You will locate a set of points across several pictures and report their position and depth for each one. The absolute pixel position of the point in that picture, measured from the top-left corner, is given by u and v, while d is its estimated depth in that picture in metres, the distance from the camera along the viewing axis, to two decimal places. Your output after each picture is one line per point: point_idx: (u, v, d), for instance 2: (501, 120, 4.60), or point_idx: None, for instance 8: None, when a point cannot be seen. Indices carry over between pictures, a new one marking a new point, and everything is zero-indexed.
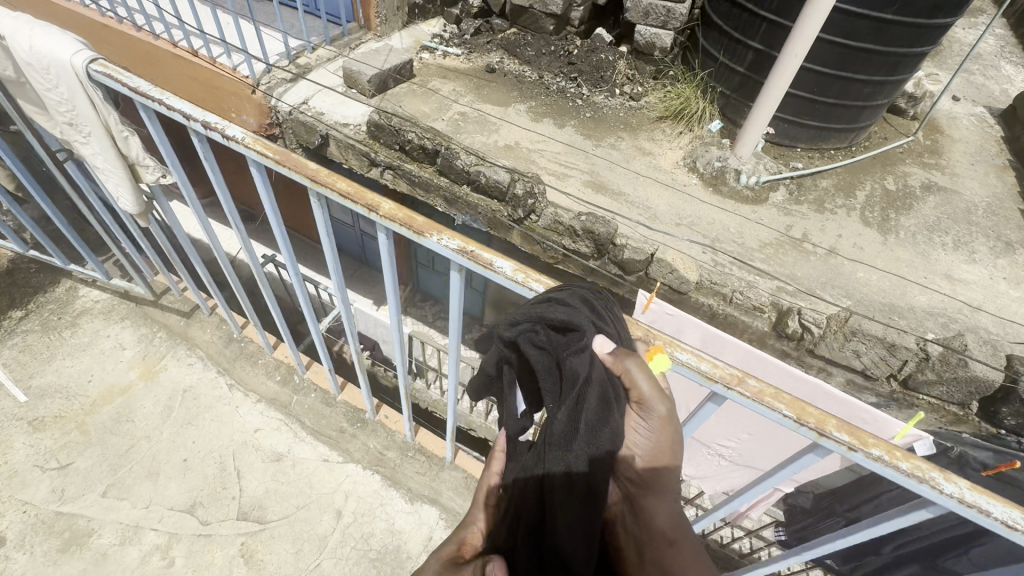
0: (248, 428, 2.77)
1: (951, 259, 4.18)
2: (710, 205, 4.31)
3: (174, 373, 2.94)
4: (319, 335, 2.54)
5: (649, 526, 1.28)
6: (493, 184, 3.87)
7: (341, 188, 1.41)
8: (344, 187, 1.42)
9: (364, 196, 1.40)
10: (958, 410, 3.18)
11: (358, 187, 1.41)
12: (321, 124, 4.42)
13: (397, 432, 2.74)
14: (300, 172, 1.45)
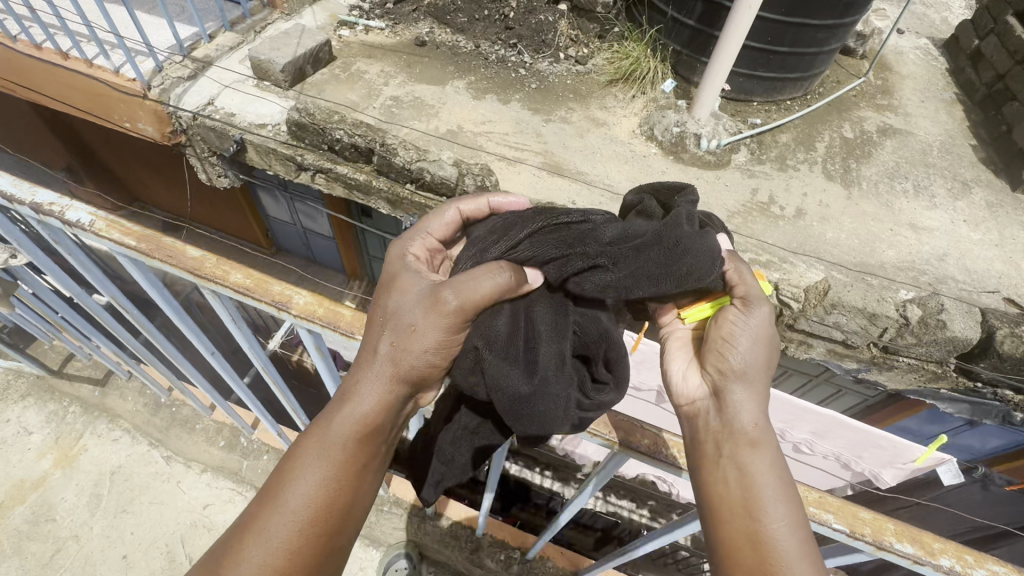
0: (195, 505, 2.43)
1: (913, 206, 4.13)
2: (673, 176, 4.08)
3: (95, 454, 2.55)
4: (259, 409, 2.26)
5: (730, 425, 1.43)
6: (440, 181, 3.49)
7: (238, 281, 1.42)
8: (239, 277, 1.43)
9: (260, 286, 1.42)
10: (937, 368, 3.15)
11: (253, 279, 1.42)
12: (233, 128, 3.86)
13: None
14: (180, 267, 1.42)
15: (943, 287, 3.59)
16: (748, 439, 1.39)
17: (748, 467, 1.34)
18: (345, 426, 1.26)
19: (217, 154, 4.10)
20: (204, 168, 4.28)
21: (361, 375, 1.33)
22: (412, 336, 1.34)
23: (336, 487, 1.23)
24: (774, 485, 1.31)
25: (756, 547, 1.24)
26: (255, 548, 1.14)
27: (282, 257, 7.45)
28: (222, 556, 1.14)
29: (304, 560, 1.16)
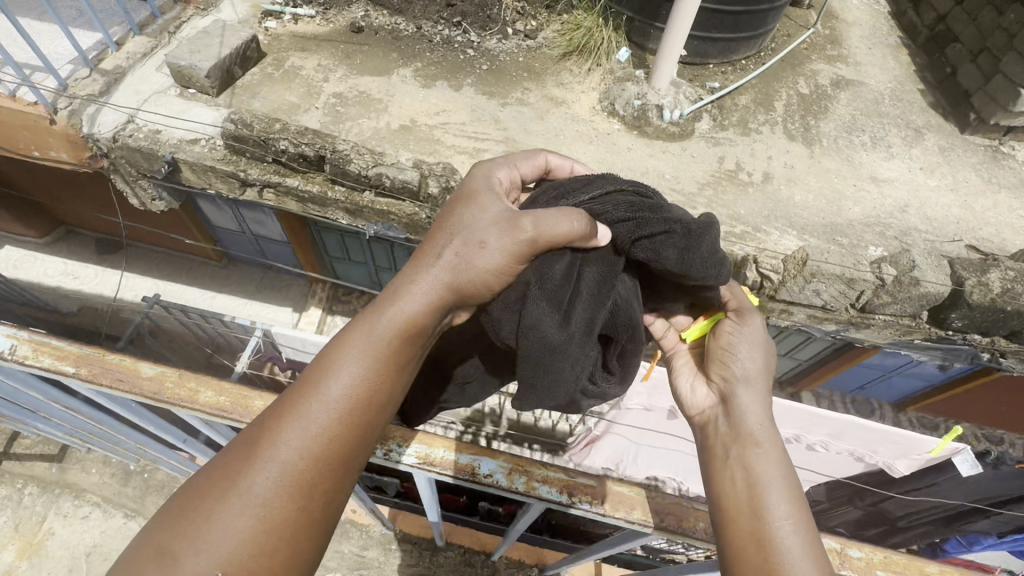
0: None
1: (872, 159, 4.19)
2: (639, 151, 3.96)
3: None
4: None
5: (739, 428, 1.67)
6: (401, 185, 3.25)
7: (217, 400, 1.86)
8: (211, 395, 1.87)
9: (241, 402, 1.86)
10: (912, 321, 3.24)
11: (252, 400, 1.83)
12: (161, 147, 3.47)
13: None
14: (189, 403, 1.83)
15: (909, 238, 3.68)
16: (754, 441, 1.61)
17: (756, 467, 1.53)
18: (394, 323, 1.48)
19: (148, 177, 3.70)
20: (135, 193, 3.86)
21: (420, 281, 1.55)
22: (474, 251, 1.58)
23: (377, 377, 1.42)
24: (780, 483, 1.49)
25: (759, 536, 1.38)
26: (306, 417, 1.32)
27: (235, 268, 6.99)
28: (276, 420, 1.32)
29: (346, 434, 1.35)
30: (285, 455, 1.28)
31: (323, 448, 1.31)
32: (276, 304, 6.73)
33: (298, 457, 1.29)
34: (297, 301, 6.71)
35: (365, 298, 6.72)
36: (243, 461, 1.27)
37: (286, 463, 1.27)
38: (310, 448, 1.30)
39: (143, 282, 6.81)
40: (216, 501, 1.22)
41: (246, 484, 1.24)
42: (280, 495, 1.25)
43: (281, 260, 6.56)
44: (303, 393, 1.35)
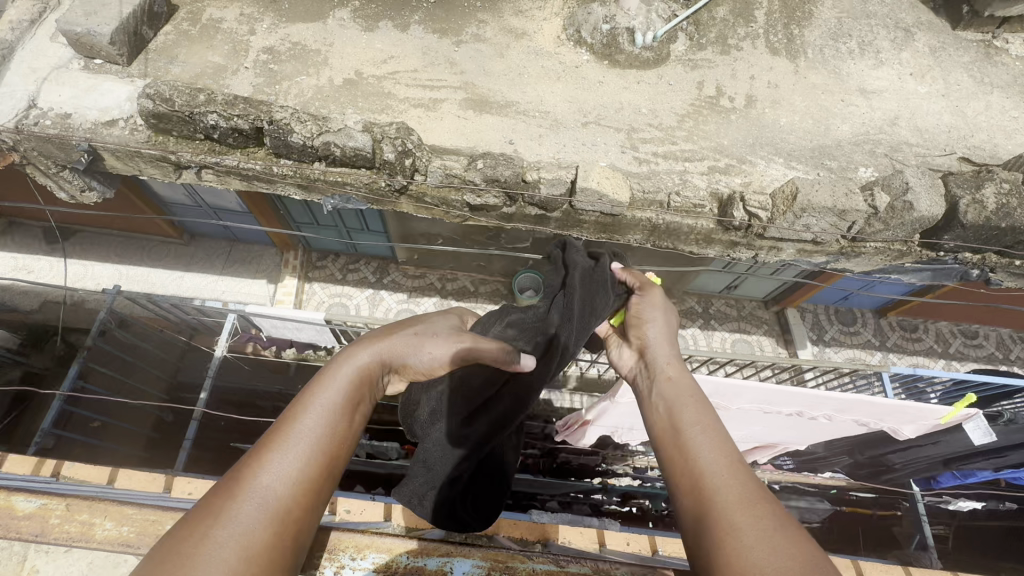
0: None
1: (860, 68, 3.88)
2: (612, 84, 3.61)
3: None
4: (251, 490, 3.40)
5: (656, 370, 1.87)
6: (354, 153, 2.93)
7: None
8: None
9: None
10: (903, 246, 3.13)
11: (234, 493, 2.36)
12: (75, 134, 3.04)
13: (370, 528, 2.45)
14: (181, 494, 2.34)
15: (899, 154, 3.50)
16: (666, 381, 1.78)
17: (670, 399, 1.68)
18: (360, 372, 1.56)
19: (70, 168, 3.28)
20: (60, 186, 3.44)
21: (375, 343, 1.66)
22: (429, 338, 1.81)
23: (348, 412, 1.44)
24: (690, 404, 1.63)
25: (680, 443, 1.47)
26: (289, 447, 1.28)
27: (199, 244, 6.44)
28: (254, 453, 1.25)
29: (327, 461, 1.32)
30: (272, 484, 1.21)
31: (308, 475, 1.27)
32: (246, 275, 6.27)
33: (287, 484, 1.23)
34: (270, 270, 6.27)
35: (341, 260, 6.29)
36: (224, 496, 1.17)
37: (274, 489, 1.21)
38: (296, 474, 1.25)
39: (103, 269, 6.25)
40: (198, 537, 1.08)
41: (231, 517, 1.13)
42: (268, 523, 1.16)
43: (247, 230, 6.00)
44: (278, 429, 1.31)
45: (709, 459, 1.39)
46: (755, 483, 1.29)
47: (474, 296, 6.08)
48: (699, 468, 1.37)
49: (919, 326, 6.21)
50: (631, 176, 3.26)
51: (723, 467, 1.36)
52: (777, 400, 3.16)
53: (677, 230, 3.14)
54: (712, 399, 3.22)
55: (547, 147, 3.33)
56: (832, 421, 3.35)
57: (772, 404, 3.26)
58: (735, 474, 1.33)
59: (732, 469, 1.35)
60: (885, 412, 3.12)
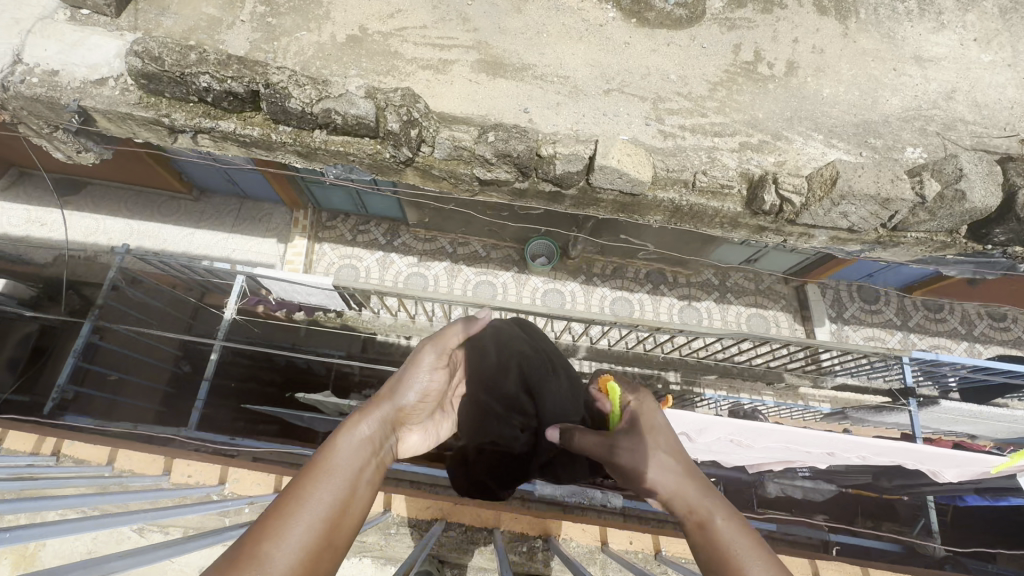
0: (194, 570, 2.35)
1: (918, 32, 3.47)
2: (639, 47, 3.28)
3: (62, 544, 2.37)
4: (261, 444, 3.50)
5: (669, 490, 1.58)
6: (356, 121, 2.72)
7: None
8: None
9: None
10: (947, 238, 2.90)
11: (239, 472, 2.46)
12: (63, 93, 2.87)
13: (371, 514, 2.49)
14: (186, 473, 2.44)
15: (953, 134, 3.19)
16: (699, 514, 1.42)
17: (712, 541, 1.33)
18: (364, 435, 1.49)
19: (62, 129, 3.12)
20: (56, 146, 3.29)
21: (371, 406, 1.59)
22: (413, 376, 1.79)
23: (356, 478, 1.35)
24: (740, 547, 1.29)
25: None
26: (297, 516, 1.19)
27: (209, 200, 6.20)
28: (265, 524, 1.15)
29: (336, 530, 1.23)
30: (279, 556, 1.11)
31: (317, 545, 1.17)
32: (253, 233, 6.08)
33: (296, 554, 1.13)
34: (280, 229, 6.07)
35: (351, 221, 6.05)
36: (233, 566, 1.05)
37: (282, 560, 1.10)
38: (305, 544, 1.16)
39: (114, 223, 6.06)
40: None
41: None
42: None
43: (256, 186, 5.74)
44: (284, 497, 1.22)
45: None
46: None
47: (484, 263, 5.89)
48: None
49: (946, 308, 5.94)
50: (654, 152, 3.02)
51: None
52: (806, 441, 2.95)
53: (701, 213, 2.92)
54: (735, 437, 3.01)
55: (565, 117, 3.08)
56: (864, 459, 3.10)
57: (799, 444, 3.00)
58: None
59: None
60: (924, 456, 2.92)
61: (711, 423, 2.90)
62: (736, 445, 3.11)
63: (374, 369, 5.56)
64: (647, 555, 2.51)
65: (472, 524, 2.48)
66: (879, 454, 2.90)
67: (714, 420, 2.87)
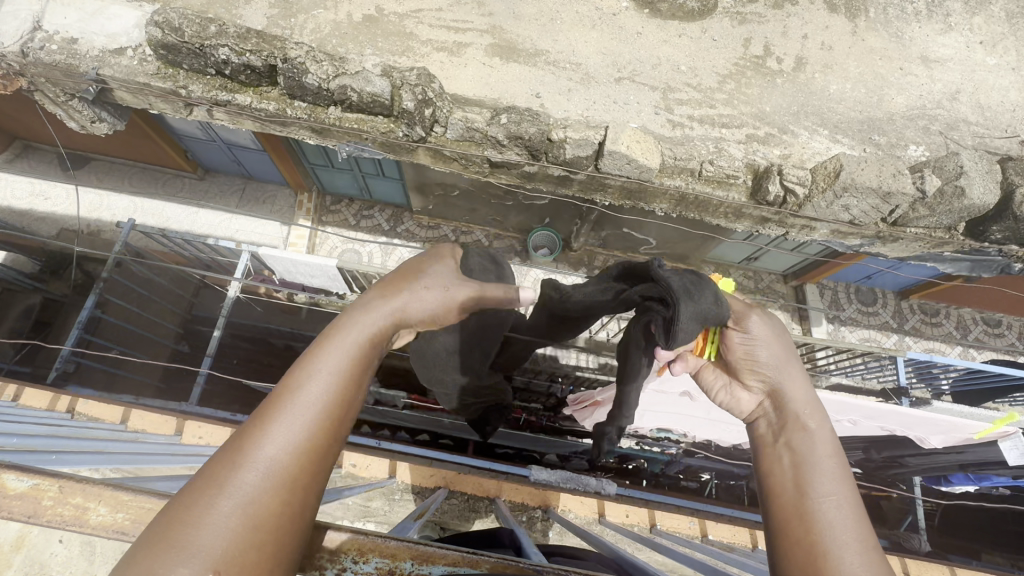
0: None
1: (925, 32, 3.52)
2: (651, 37, 3.33)
3: None
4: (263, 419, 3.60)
5: (786, 415, 1.66)
6: (372, 99, 2.77)
7: (115, 522, 1.04)
8: (106, 512, 1.05)
9: (148, 521, 1.05)
10: (945, 234, 2.98)
11: None
12: (81, 61, 2.91)
13: (375, 480, 2.62)
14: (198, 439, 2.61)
15: (955, 133, 3.25)
16: (805, 427, 1.60)
17: (808, 450, 1.52)
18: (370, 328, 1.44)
19: (78, 98, 3.15)
20: (70, 115, 3.32)
21: (380, 301, 1.52)
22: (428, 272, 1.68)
23: (354, 375, 1.33)
24: (828, 465, 1.47)
25: (803, 510, 1.37)
26: (287, 416, 1.19)
27: (215, 179, 6.20)
28: (256, 424, 1.17)
29: (329, 425, 1.23)
30: (271, 453, 1.13)
31: (308, 441, 1.18)
32: (256, 214, 6.07)
33: (289, 449, 1.15)
34: (284, 211, 6.05)
35: (355, 206, 6.06)
36: (231, 460, 1.10)
37: (275, 456, 1.13)
38: (297, 441, 1.17)
39: (119, 199, 6.04)
40: (201, 507, 1.01)
41: (232, 489, 1.06)
42: (273, 491, 1.09)
43: (260, 167, 5.74)
44: (273, 398, 1.21)
45: (844, 531, 1.31)
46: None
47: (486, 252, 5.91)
48: (822, 546, 1.28)
49: (942, 311, 6.02)
50: (663, 140, 3.07)
51: (857, 546, 1.28)
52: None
53: (706, 202, 2.98)
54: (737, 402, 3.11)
55: (576, 102, 3.13)
56: (857, 421, 3.25)
57: None
58: (869, 559, 1.26)
59: (867, 559, 1.26)
60: (915, 422, 3.04)
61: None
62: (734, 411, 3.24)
63: None
64: (642, 527, 2.66)
65: (473, 493, 2.65)
66: (870, 417, 3.04)
67: None
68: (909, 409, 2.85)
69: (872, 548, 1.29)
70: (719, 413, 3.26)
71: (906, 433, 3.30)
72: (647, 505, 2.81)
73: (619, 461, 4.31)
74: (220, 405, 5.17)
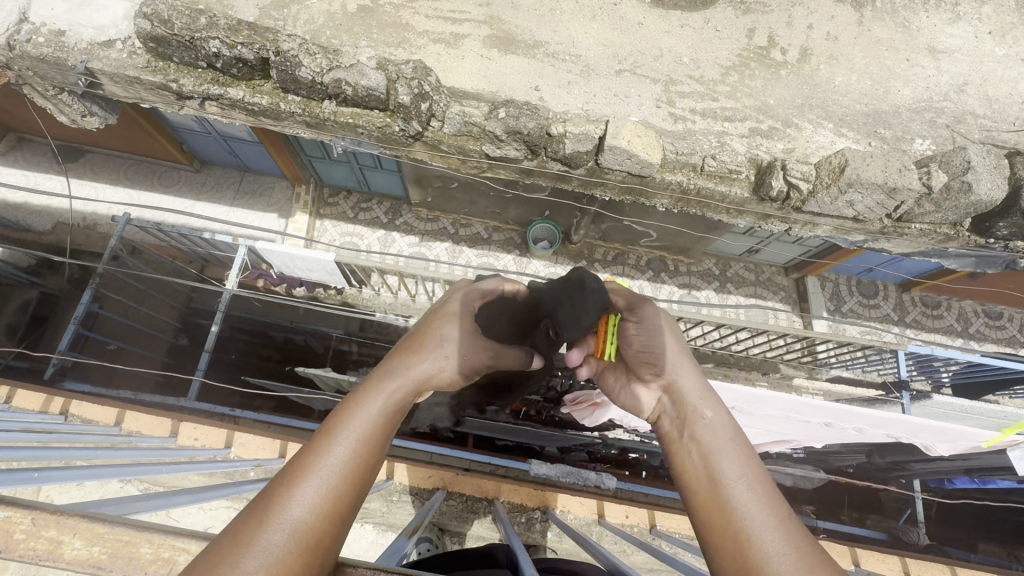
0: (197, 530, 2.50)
1: (933, 22, 3.44)
2: (653, 27, 3.25)
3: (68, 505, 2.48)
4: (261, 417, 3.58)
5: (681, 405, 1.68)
6: (367, 92, 2.70)
7: (90, 557, 0.94)
8: (83, 545, 0.95)
9: (126, 554, 0.95)
10: (951, 231, 2.93)
11: (235, 439, 2.64)
12: (69, 53, 2.85)
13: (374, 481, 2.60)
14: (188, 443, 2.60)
15: (962, 127, 3.19)
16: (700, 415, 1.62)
17: (708, 437, 1.55)
18: (390, 396, 1.41)
19: (67, 92, 3.08)
20: (60, 109, 3.25)
21: (399, 370, 1.52)
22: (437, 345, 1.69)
23: (376, 442, 1.29)
24: (729, 449, 1.50)
25: (718, 501, 1.37)
26: (315, 476, 1.15)
27: (210, 171, 6.12)
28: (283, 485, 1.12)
29: (353, 491, 1.18)
30: (299, 513, 1.08)
31: (333, 504, 1.13)
32: (252, 206, 6.00)
33: (315, 509, 1.10)
34: (281, 204, 5.99)
35: (353, 199, 5.98)
36: (256, 521, 1.05)
37: (301, 516, 1.08)
38: (324, 503, 1.12)
39: (114, 193, 5.97)
40: (226, 565, 0.95)
41: (258, 547, 1.00)
42: (296, 553, 1.03)
43: (257, 160, 5.66)
44: (303, 456, 1.18)
45: (755, 508, 1.32)
46: (807, 541, 1.22)
47: (485, 244, 5.84)
48: (744, 532, 1.26)
49: (943, 304, 5.98)
50: (664, 134, 3.02)
51: (769, 519, 1.28)
52: (806, 411, 3.03)
53: (708, 198, 2.92)
54: (740, 404, 3.07)
55: (575, 96, 3.06)
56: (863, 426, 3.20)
57: (798, 412, 3.10)
58: (783, 528, 1.26)
59: (787, 531, 1.26)
60: (919, 429, 3.00)
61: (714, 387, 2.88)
62: (737, 413, 3.20)
63: (371, 350, 5.42)
64: (642, 528, 2.65)
65: (472, 494, 2.65)
66: (875, 425, 3.00)
67: (722, 387, 2.87)
68: (914, 415, 2.81)
69: (786, 519, 1.29)
70: None
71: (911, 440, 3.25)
72: (647, 504, 2.79)
73: (619, 452, 4.28)
74: (218, 400, 5.15)
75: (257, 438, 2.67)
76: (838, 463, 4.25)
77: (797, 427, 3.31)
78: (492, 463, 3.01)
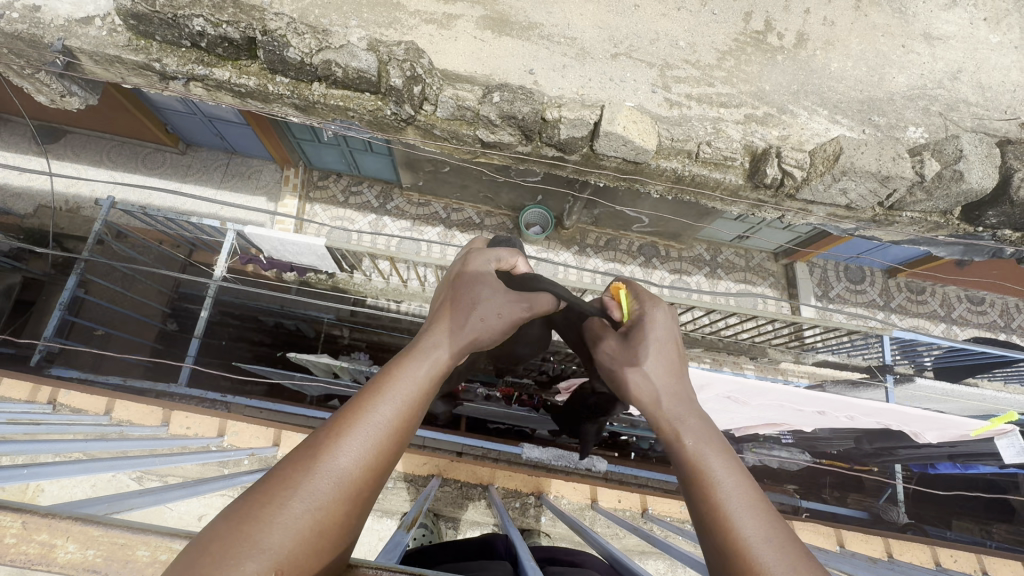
0: (191, 518, 2.49)
1: (929, 8, 3.42)
2: (649, 10, 3.19)
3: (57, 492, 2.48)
4: (256, 403, 3.58)
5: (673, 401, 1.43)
6: (357, 75, 2.64)
7: (85, 561, 0.93)
8: (75, 549, 0.94)
9: (121, 557, 0.94)
10: (941, 219, 2.97)
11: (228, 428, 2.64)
12: (46, 31, 2.75)
13: None
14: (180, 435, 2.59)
15: (955, 114, 3.20)
16: (678, 418, 1.29)
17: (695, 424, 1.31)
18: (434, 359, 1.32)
19: (49, 73, 2.97)
20: (38, 89, 3.13)
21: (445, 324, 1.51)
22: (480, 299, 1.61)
23: (418, 398, 1.23)
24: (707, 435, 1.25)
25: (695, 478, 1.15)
26: (363, 430, 1.10)
27: (197, 154, 5.97)
28: (329, 431, 1.07)
29: (397, 445, 1.13)
30: (345, 462, 1.04)
31: (382, 458, 1.09)
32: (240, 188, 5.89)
33: (363, 462, 1.06)
34: (269, 187, 5.87)
35: (343, 182, 5.88)
36: (299, 465, 1.01)
37: (349, 466, 1.04)
38: (370, 455, 1.08)
39: (97, 174, 5.82)
40: (273, 505, 0.94)
41: (305, 490, 0.98)
42: (342, 501, 1.01)
43: (244, 142, 5.54)
44: (350, 408, 1.12)
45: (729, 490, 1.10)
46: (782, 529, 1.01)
47: (477, 229, 5.79)
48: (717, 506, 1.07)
49: (929, 289, 6.06)
50: (660, 120, 2.99)
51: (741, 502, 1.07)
52: (800, 400, 3.06)
53: (702, 183, 2.92)
54: (735, 394, 3.10)
55: (570, 79, 3.02)
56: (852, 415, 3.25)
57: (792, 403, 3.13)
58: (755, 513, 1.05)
59: (757, 512, 1.04)
60: (910, 417, 3.05)
61: (709, 376, 2.90)
62: (732, 401, 3.23)
63: (363, 334, 5.41)
64: (634, 512, 2.70)
65: (467, 480, 2.69)
66: (867, 415, 3.04)
67: (719, 375, 2.89)
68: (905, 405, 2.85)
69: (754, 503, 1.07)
70: (717, 401, 3.26)
71: (901, 428, 3.31)
72: (638, 488, 2.85)
73: (610, 435, 4.35)
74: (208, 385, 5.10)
75: (250, 428, 2.66)
76: (824, 446, 4.33)
77: (791, 415, 3.35)
78: (485, 447, 3.05)
